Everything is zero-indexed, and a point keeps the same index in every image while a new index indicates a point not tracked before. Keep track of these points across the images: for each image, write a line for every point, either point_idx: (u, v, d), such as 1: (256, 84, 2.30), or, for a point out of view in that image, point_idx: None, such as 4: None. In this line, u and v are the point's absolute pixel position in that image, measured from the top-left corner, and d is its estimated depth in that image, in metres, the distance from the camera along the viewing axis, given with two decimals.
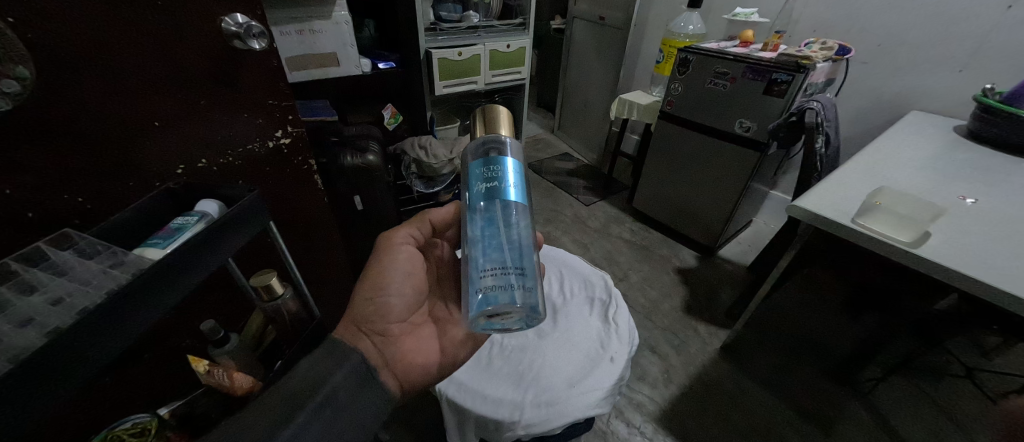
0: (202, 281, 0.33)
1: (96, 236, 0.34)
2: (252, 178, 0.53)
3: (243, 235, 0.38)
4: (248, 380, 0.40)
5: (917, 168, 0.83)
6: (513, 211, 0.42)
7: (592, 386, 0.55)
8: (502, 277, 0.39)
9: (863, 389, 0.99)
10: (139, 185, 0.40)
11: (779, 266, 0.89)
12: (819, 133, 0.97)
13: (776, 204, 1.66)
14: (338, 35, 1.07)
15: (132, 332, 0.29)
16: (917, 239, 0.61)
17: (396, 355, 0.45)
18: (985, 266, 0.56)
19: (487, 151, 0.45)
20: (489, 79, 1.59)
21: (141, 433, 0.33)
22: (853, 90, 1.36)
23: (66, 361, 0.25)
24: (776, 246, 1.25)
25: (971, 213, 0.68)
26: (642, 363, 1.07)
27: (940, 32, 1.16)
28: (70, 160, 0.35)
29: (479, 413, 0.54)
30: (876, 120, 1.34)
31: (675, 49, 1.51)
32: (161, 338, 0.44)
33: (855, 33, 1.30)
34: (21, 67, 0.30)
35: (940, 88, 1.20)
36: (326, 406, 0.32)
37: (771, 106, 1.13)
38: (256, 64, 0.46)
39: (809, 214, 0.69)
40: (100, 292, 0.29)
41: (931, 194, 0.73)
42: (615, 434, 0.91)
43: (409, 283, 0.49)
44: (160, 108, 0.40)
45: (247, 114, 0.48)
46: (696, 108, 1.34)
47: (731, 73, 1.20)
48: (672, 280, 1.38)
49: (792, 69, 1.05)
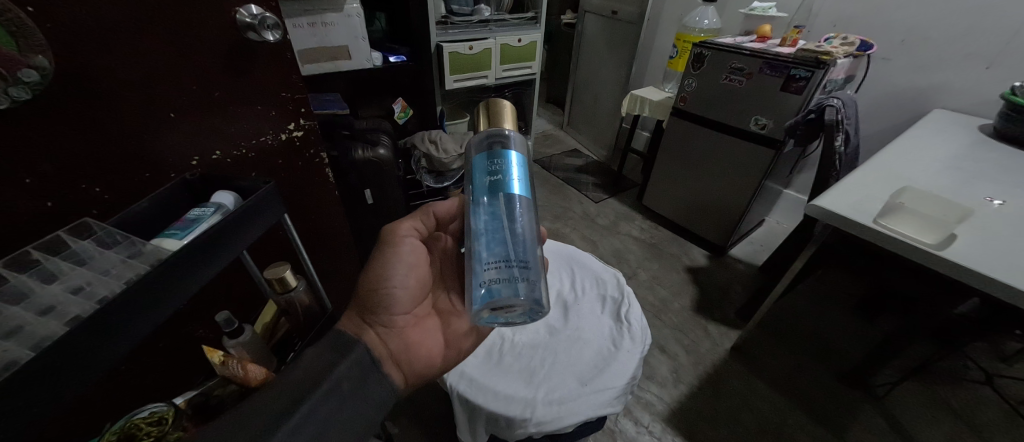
0: (218, 272, 0.34)
1: (116, 226, 0.34)
2: (265, 171, 0.53)
3: (257, 227, 0.38)
4: (261, 371, 0.40)
5: (941, 168, 0.80)
6: (517, 205, 0.41)
7: (604, 385, 0.55)
8: (505, 270, 0.38)
9: (878, 393, 0.98)
10: (154, 176, 0.40)
11: (794, 266, 0.87)
12: (839, 131, 0.94)
13: (790, 204, 1.63)
14: (349, 28, 1.07)
15: (151, 322, 0.29)
16: (941, 241, 0.60)
17: (403, 348, 0.44)
18: (1013, 269, 0.54)
19: (491, 145, 0.44)
20: (500, 74, 1.58)
21: (158, 422, 0.33)
22: (873, 87, 1.33)
23: (86, 350, 0.25)
24: (789, 246, 1.23)
25: (998, 214, 0.65)
26: (651, 362, 1.06)
27: (967, 27, 1.11)
28: (88, 151, 0.35)
29: (490, 410, 0.54)
30: (896, 118, 1.30)
31: (689, 44, 1.48)
32: (176, 328, 0.44)
33: (877, 28, 1.26)
34: (41, 57, 0.30)
35: (965, 86, 1.16)
36: (329, 397, 0.32)
37: (788, 103, 1.11)
38: (269, 57, 0.46)
39: (827, 213, 0.67)
40: (120, 282, 0.29)
41: (955, 195, 0.71)
42: (623, 433, 0.90)
43: (413, 275, 0.49)
44: (174, 99, 0.40)
45: (259, 107, 0.48)
46: (710, 105, 1.31)
47: (747, 69, 1.17)
48: (682, 278, 1.36)
49: (812, 65, 1.03)
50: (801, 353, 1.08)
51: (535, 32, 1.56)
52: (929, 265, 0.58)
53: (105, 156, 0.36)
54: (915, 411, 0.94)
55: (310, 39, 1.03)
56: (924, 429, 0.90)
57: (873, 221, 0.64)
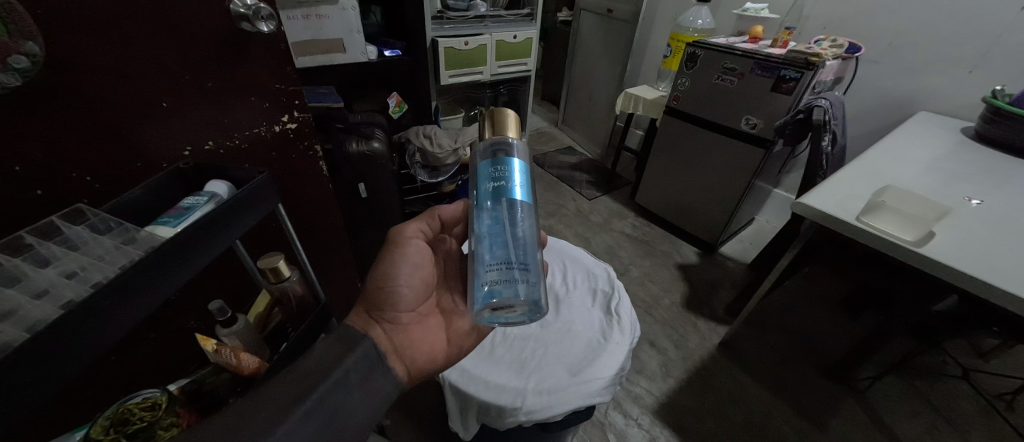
0: (211, 261, 0.34)
1: (109, 213, 0.34)
2: (259, 163, 0.53)
3: (252, 216, 0.38)
4: (254, 360, 0.40)
5: (924, 169, 0.83)
6: (518, 210, 0.42)
7: (595, 375, 0.56)
8: (506, 272, 0.39)
9: (861, 387, 1.00)
10: (146, 166, 0.40)
11: (781, 263, 0.89)
12: (826, 131, 0.96)
13: (779, 203, 1.66)
14: (344, 21, 1.06)
15: (143, 310, 0.29)
16: (921, 238, 0.62)
17: (407, 343, 0.45)
18: (987, 266, 0.56)
19: (495, 153, 0.44)
20: (495, 70, 1.58)
21: (152, 407, 0.33)
22: (861, 89, 1.35)
23: (81, 331, 0.25)
24: (778, 243, 1.26)
25: (976, 213, 0.68)
26: (641, 357, 1.08)
27: (953, 31, 1.14)
28: (77, 138, 0.34)
29: (482, 399, 0.55)
30: (883, 119, 1.33)
31: (683, 44, 1.50)
32: (171, 318, 0.44)
33: (866, 30, 1.29)
34: (31, 43, 0.29)
35: (950, 89, 1.18)
36: (339, 386, 0.33)
37: (778, 103, 1.13)
38: (263, 48, 0.46)
39: (813, 211, 0.69)
40: (114, 267, 0.29)
41: (937, 194, 0.73)
42: (613, 425, 0.92)
43: (418, 275, 0.49)
44: (166, 88, 0.39)
45: (253, 98, 0.48)
46: (702, 104, 1.33)
47: (738, 69, 1.19)
48: (672, 275, 1.39)
49: (801, 67, 1.05)
50: (787, 347, 1.10)
51: (531, 29, 1.57)
52: (911, 262, 0.60)
53: (97, 144, 0.36)
54: (895, 404, 0.96)
55: (304, 31, 1.02)
56: (904, 422, 0.93)
57: (856, 218, 0.65)
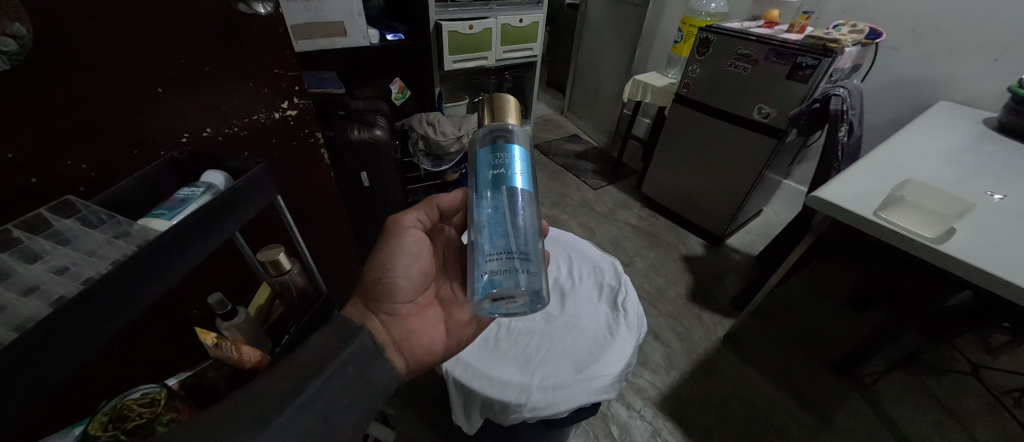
0: (207, 255, 0.32)
1: (100, 205, 0.33)
2: (258, 150, 0.51)
3: (250, 208, 0.37)
4: (255, 353, 0.40)
5: (943, 161, 0.80)
6: (519, 198, 0.40)
7: (601, 371, 0.55)
8: (507, 261, 0.38)
9: (865, 382, 0.99)
10: (142, 153, 0.39)
11: (791, 258, 0.87)
12: (843, 121, 0.93)
13: (790, 194, 1.63)
14: (344, 3, 1.03)
15: (138, 307, 0.28)
16: (941, 235, 0.59)
17: (405, 335, 0.44)
18: (1008, 263, 0.54)
19: (495, 139, 0.43)
20: (500, 55, 1.54)
21: (151, 403, 0.33)
22: (880, 77, 1.30)
23: (72, 330, 0.24)
24: (786, 236, 1.23)
25: (998, 209, 0.65)
26: (644, 349, 1.08)
27: (980, 15, 1.09)
28: (65, 122, 0.33)
29: (486, 395, 0.54)
30: (901, 109, 1.29)
31: (695, 29, 1.45)
32: (169, 310, 0.44)
33: (888, 15, 1.23)
34: (18, 25, 0.27)
35: (973, 77, 1.14)
36: (334, 380, 0.32)
37: (793, 91, 1.09)
38: (261, 30, 0.44)
39: (828, 205, 0.66)
40: (106, 262, 0.28)
41: (958, 189, 0.70)
42: (615, 417, 0.92)
43: (416, 265, 0.48)
44: (162, 74, 0.38)
45: (252, 84, 0.46)
46: (712, 92, 1.29)
47: (753, 56, 1.15)
48: (677, 267, 1.37)
49: (819, 53, 1.01)
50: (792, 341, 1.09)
51: (537, 12, 1.52)
52: (927, 258, 0.58)
53: (92, 131, 0.35)
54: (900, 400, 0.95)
55: (304, 14, 0.98)
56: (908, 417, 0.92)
57: (874, 214, 0.63)
